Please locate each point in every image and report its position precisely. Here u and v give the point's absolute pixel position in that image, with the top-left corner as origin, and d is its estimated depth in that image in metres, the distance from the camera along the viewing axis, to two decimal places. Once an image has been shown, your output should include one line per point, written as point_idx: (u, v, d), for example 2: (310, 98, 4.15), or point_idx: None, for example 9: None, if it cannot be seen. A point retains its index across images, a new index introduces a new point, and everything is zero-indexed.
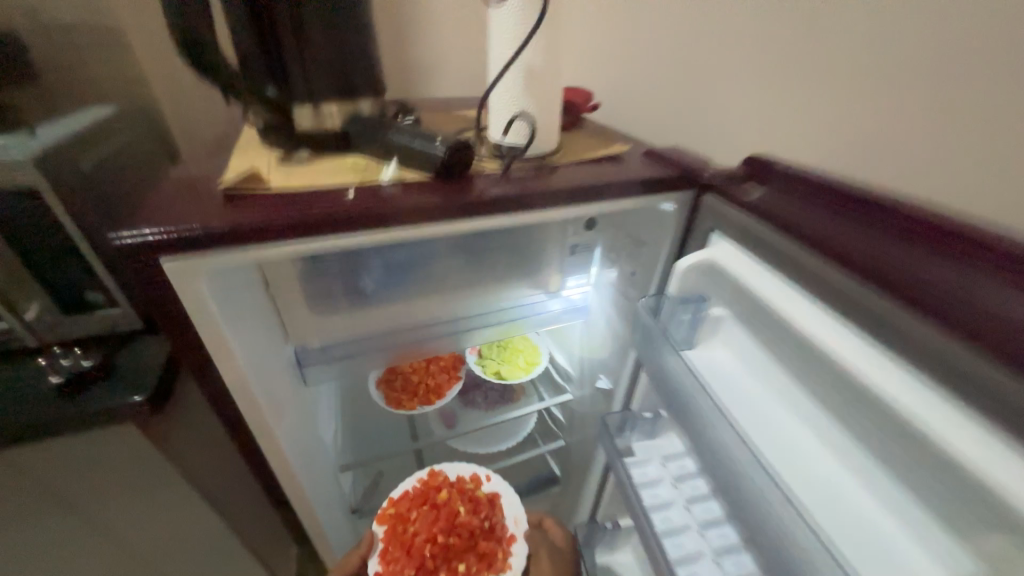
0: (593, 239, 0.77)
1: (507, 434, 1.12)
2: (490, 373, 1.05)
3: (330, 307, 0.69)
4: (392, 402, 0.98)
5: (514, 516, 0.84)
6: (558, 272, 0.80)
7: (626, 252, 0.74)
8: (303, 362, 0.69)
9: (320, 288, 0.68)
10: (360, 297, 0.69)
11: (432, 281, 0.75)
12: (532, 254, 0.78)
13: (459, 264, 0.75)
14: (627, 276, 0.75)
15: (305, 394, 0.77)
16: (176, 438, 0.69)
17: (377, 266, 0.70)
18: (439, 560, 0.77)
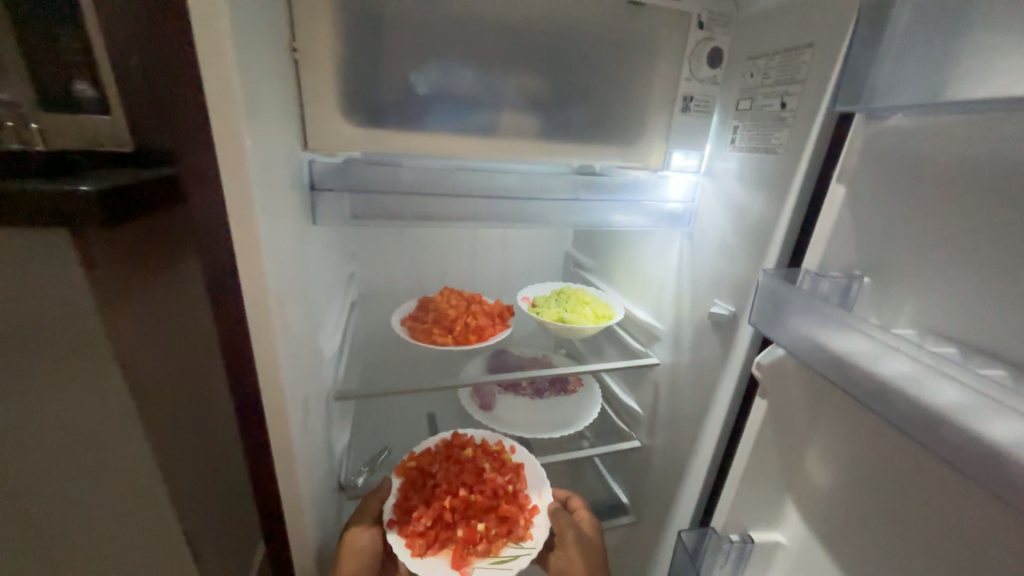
0: (713, 97, 0.61)
1: (556, 421, 0.84)
2: (550, 318, 0.79)
3: (368, 120, 0.53)
4: (421, 337, 0.74)
5: (541, 486, 0.66)
6: (663, 142, 0.62)
7: (772, 82, 0.52)
8: (315, 186, 0.53)
9: (359, 92, 0.51)
10: (410, 117, 0.54)
11: (500, 132, 0.59)
12: (626, 117, 0.62)
13: (535, 122, 0.60)
14: (773, 118, 0.51)
15: (314, 260, 0.57)
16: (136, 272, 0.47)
17: (436, 83, 0.54)
18: (458, 517, 0.59)
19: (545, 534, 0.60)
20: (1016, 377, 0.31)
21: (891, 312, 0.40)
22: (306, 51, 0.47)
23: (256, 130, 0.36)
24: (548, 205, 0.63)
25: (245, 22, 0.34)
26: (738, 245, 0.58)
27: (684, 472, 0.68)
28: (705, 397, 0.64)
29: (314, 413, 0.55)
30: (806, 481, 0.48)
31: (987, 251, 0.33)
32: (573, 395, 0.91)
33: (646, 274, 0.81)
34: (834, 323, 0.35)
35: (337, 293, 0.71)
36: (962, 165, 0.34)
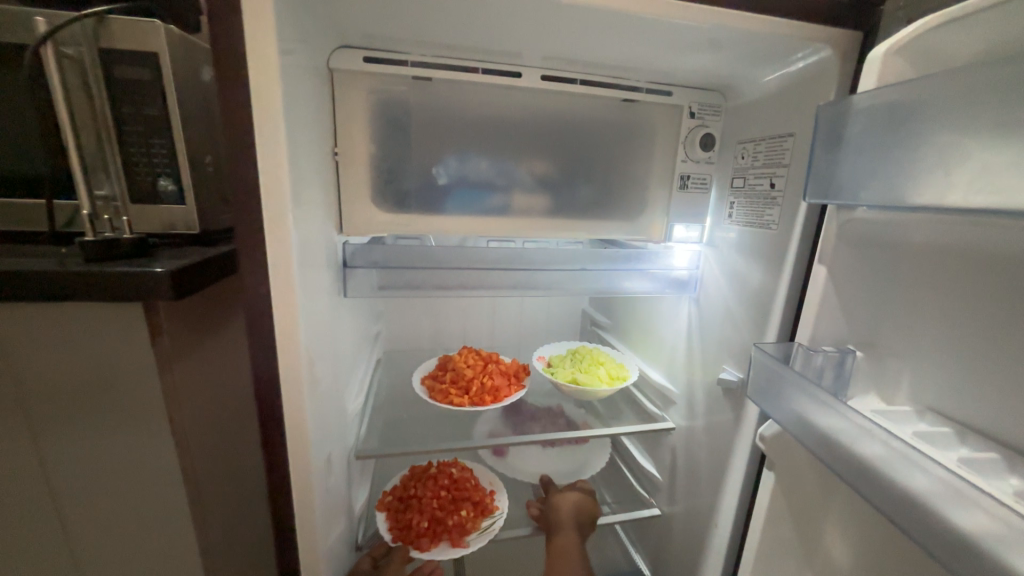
0: (710, 175, 0.65)
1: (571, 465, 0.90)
2: (565, 379, 0.81)
3: (395, 205, 0.60)
4: (438, 397, 0.77)
5: (492, 478, 0.82)
6: (665, 214, 0.67)
7: (761, 165, 0.56)
8: (347, 263, 0.59)
9: (388, 183, 0.59)
10: (432, 201, 0.62)
11: (512, 211, 0.65)
12: (628, 193, 0.67)
13: (544, 201, 0.66)
14: (764, 197, 0.55)
15: (344, 327, 0.62)
16: (180, 326, 0.61)
17: (455, 172, 0.62)
18: (447, 513, 0.71)
19: (507, 505, 0.77)
20: (1011, 460, 0.31)
21: (889, 387, 0.40)
22: (345, 152, 0.56)
23: (301, 225, 0.43)
24: (558, 274, 0.67)
25: (297, 144, 0.42)
26: (742, 314, 0.59)
27: (704, 547, 0.66)
28: (721, 467, 0.63)
29: (335, 471, 0.59)
30: (825, 563, 0.46)
31: (968, 332, 0.34)
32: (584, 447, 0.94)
33: (660, 337, 0.82)
34: (815, 403, 0.37)
35: (363, 354, 0.76)
36: (936, 249, 0.36)
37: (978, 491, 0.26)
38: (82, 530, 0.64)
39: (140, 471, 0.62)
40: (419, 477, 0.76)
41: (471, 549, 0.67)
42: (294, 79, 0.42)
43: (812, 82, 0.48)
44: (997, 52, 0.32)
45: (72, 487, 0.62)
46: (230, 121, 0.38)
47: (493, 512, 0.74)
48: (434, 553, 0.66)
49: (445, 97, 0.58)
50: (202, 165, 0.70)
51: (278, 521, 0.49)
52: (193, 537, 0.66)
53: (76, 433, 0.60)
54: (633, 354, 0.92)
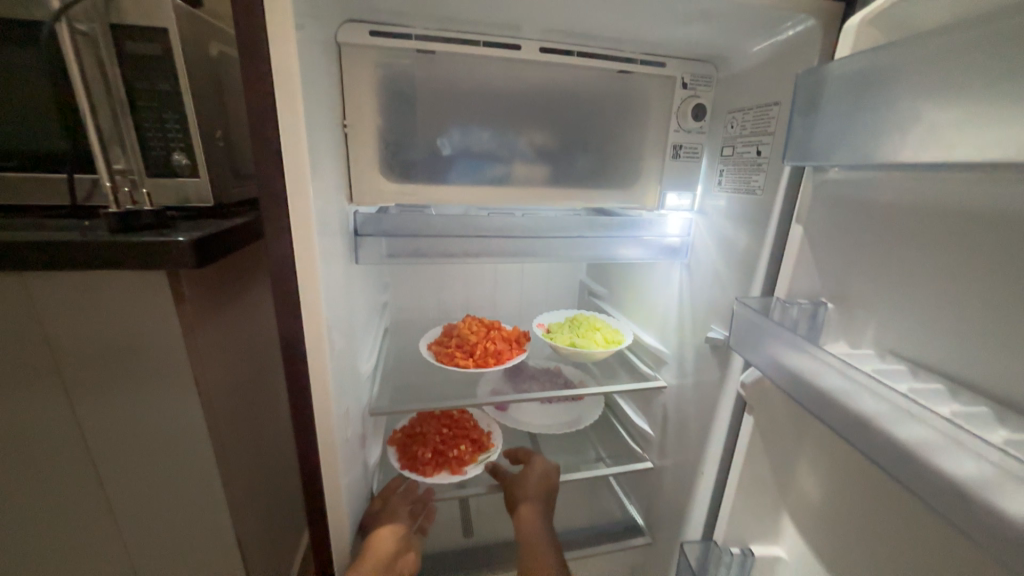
0: (701, 145, 0.68)
1: (568, 420, 0.97)
2: (564, 342, 0.86)
3: (401, 176, 0.63)
4: (443, 360, 0.82)
5: (489, 423, 0.92)
6: (659, 182, 0.70)
7: (748, 133, 0.59)
8: (358, 231, 0.62)
9: (394, 155, 0.62)
10: (436, 171, 0.65)
11: (512, 181, 0.68)
12: (623, 162, 0.70)
13: (541, 172, 0.69)
14: (751, 163, 0.59)
15: (356, 291, 0.66)
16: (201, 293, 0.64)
17: (458, 144, 0.65)
18: (448, 447, 0.83)
19: (501, 441, 0.88)
20: (953, 389, 0.35)
21: (856, 334, 0.45)
22: (353, 125, 0.59)
23: (317, 193, 0.46)
24: (556, 242, 0.71)
25: (313, 116, 0.45)
26: (729, 276, 0.63)
27: (692, 491, 0.72)
28: (707, 419, 0.68)
29: (352, 425, 0.64)
30: (799, 493, 0.51)
31: (923, 281, 0.38)
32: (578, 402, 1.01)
33: (653, 302, 0.87)
34: (789, 347, 0.41)
35: (372, 322, 0.80)
36: (899, 207, 0.40)
37: (918, 410, 0.30)
38: (120, 485, 0.69)
39: (172, 429, 0.67)
40: (424, 419, 0.88)
41: (468, 475, 0.78)
42: (307, 53, 0.44)
43: (796, 51, 0.51)
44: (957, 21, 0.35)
45: (109, 446, 0.67)
46: (250, 93, 0.40)
47: (489, 447, 0.85)
48: (437, 477, 0.77)
49: (447, 70, 0.60)
50: (211, 140, 0.72)
51: (304, 468, 0.54)
52: (221, 491, 0.71)
53: (111, 395, 0.64)
54: (628, 320, 0.97)
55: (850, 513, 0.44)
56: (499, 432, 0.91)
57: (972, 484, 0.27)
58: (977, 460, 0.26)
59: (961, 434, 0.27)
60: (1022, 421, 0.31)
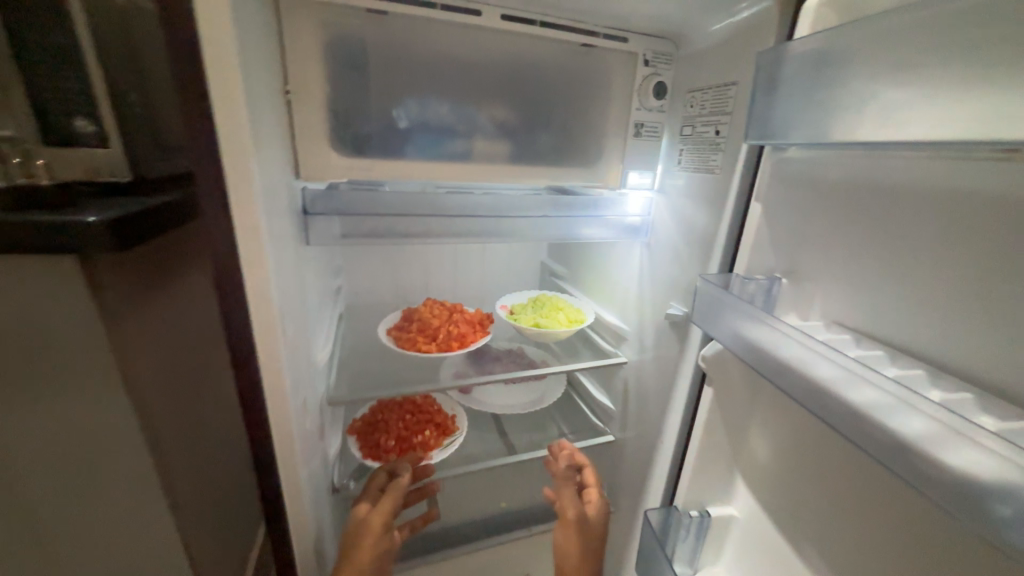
0: (661, 124, 0.69)
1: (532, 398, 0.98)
2: (527, 323, 0.86)
3: (354, 150, 0.59)
4: (404, 345, 0.80)
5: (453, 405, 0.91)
6: (621, 161, 0.70)
7: (707, 112, 0.60)
8: (307, 210, 0.57)
9: (346, 128, 0.57)
10: (393, 146, 0.61)
11: (474, 157, 0.65)
12: (587, 141, 0.69)
13: (504, 148, 0.67)
14: (709, 143, 0.60)
15: (308, 275, 0.62)
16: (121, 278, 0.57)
17: (415, 117, 0.61)
18: (412, 433, 0.81)
19: (466, 423, 0.87)
20: (893, 354, 0.38)
21: (806, 306, 0.48)
22: (297, 92, 0.53)
23: (261, 167, 0.41)
24: (522, 221, 0.69)
25: (252, 81, 0.40)
26: (688, 254, 0.65)
27: (652, 460, 0.75)
28: (667, 392, 0.71)
29: (310, 418, 0.60)
30: (754, 457, 0.55)
31: (867, 257, 0.41)
32: (541, 381, 1.02)
33: (614, 281, 0.88)
34: (750, 319, 0.43)
35: (326, 308, 0.75)
36: (848, 187, 0.42)
37: (869, 374, 0.32)
38: (37, 501, 0.61)
39: (100, 435, 0.60)
40: (385, 405, 0.86)
41: (433, 461, 0.78)
42: (239, 3, 0.38)
43: (755, 31, 0.51)
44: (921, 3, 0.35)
45: (18, 459, 0.58)
46: (171, 47, 0.34)
47: (454, 431, 0.84)
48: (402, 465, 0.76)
49: (401, 34, 0.56)
50: (123, 105, 0.63)
51: (261, 467, 0.51)
52: (163, 497, 0.65)
53: (17, 401, 0.56)
54: (588, 298, 0.98)
55: (799, 471, 0.48)
56: (464, 415, 0.90)
57: (914, 439, 0.29)
58: (923, 416, 0.28)
59: (911, 395, 0.29)
60: (950, 382, 0.34)
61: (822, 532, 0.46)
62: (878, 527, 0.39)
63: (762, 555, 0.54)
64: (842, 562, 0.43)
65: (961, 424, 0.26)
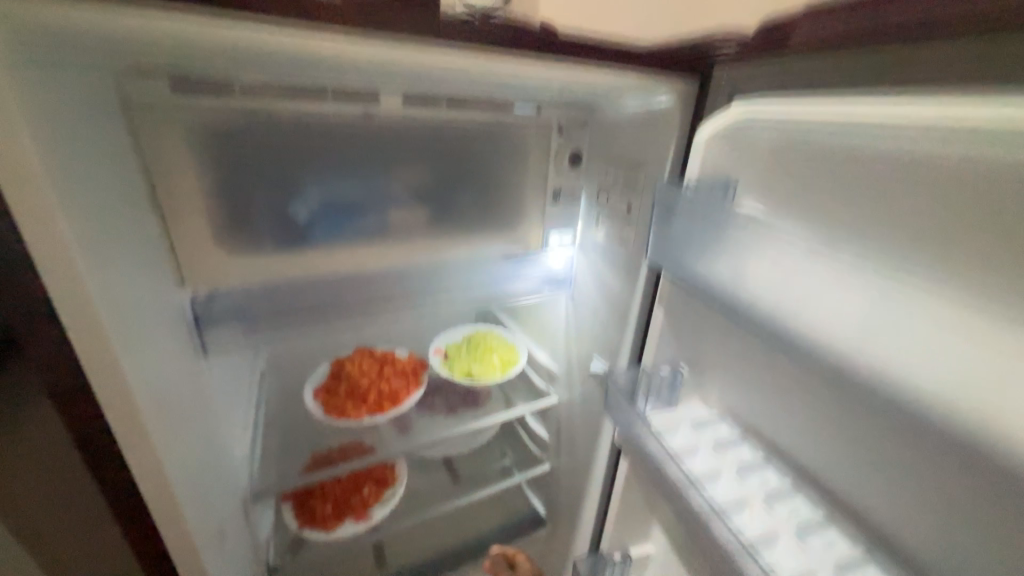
0: (579, 185, 0.68)
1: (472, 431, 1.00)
2: (461, 371, 0.87)
3: (249, 243, 0.53)
4: (333, 410, 0.77)
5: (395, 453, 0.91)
6: (542, 224, 0.69)
7: (620, 187, 0.61)
8: (199, 318, 0.52)
9: (236, 221, 0.52)
10: (297, 234, 0.56)
11: (388, 232, 0.62)
12: (507, 203, 0.68)
13: (422, 217, 0.64)
14: (623, 218, 0.61)
15: (211, 375, 0.57)
16: None
17: (317, 200, 0.56)
18: (350, 492, 0.81)
19: (406, 470, 0.88)
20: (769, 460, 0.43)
21: (705, 394, 0.52)
22: (169, 197, 0.47)
23: (127, 330, 0.36)
24: (457, 296, 0.68)
25: (99, 235, 0.34)
26: (607, 316, 0.68)
27: (584, 494, 0.81)
28: (594, 440, 0.75)
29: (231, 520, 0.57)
30: (669, 516, 0.60)
31: (752, 366, 0.45)
32: None
33: (545, 322, 0.89)
34: (648, 434, 0.47)
35: (240, 384, 0.71)
36: None
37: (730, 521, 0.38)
38: None
39: None
40: None
41: (375, 520, 0.78)
42: (69, 154, 0.32)
43: (661, 124, 0.52)
44: (807, 168, 0.38)
45: None
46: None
47: (394, 481, 0.85)
48: (342, 530, 0.76)
49: (291, 120, 0.50)
50: None
51: None
52: None
53: None
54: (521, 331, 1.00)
55: None
56: (405, 461, 0.90)
57: None
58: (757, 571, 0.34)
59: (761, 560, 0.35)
60: None
61: None
62: None
63: None
64: None
65: None
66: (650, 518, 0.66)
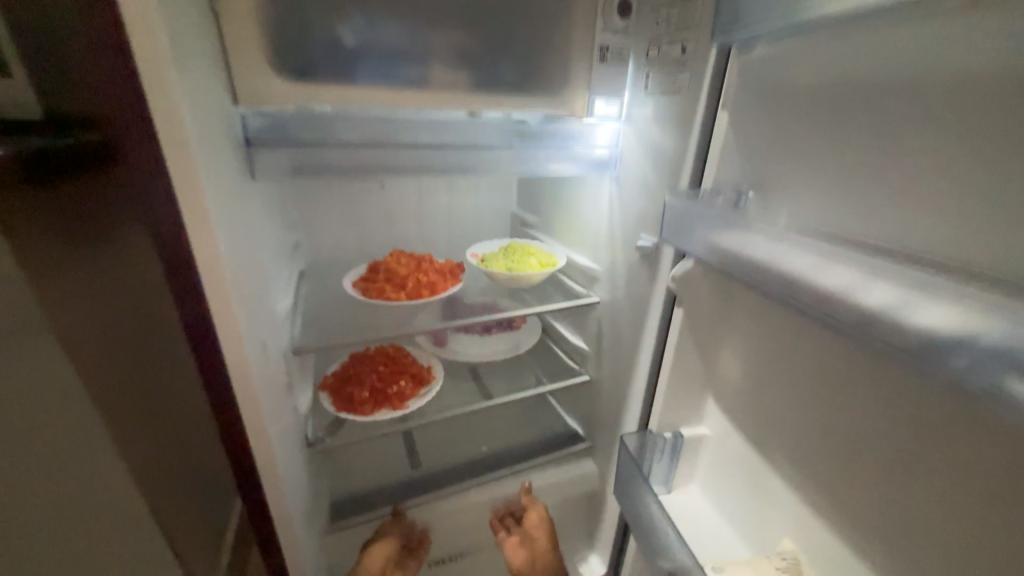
0: (627, 47, 0.66)
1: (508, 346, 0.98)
2: (500, 268, 0.84)
3: (297, 73, 0.54)
4: (371, 296, 0.77)
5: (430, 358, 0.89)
6: (587, 89, 0.67)
7: (673, 27, 0.58)
8: (251, 140, 0.55)
9: (284, 45, 0.52)
10: (343, 71, 0.56)
11: (431, 84, 0.61)
12: (551, 64, 0.65)
13: (462, 77, 0.62)
14: (676, 61, 0.58)
15: (258, 217, 0.57)
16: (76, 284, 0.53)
17: (362, 36, 0.56)
18: (387, 384, 0.79)
19: (442, 373, 0.86)
20: (855, 250, 0.39)
21: (772, 217, 0.47)
22: (222, 3, 0.48)
23: (180, 82, 0.36)
24: (495, 154, 0.69)
25: None
26: (656, 181, 0.64)
27: (626, 393, 0.77)
28: (639, 325, 0.71)
29: (273, 363, 0.57)
30: (728, 375, 0.55)
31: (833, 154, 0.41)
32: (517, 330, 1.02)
33: (585, 221, 0.87)
34: (721, 225, 0.42)
35: (283, 257, 0.71)
36: (813, 85, 0.41)
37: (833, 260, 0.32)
38: None
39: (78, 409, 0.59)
40: (357, 359, 0.84)
41: (411, 409, 0.76)
42: None
43: None
44: None
45: None
46: None
47: (430, 380, 0.83)
48: (379, 415, 0.74)
49: None
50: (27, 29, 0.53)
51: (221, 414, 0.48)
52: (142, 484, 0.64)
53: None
54: (560, 244, 0.97)
55: (765, 379, 0.50)
56: (440, 365, 0.88)
57: (878, 308, 0.28)
58: (887, 285, 0.28)
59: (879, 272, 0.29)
60: (912, 266, 0.35)
61: (792, 437, 0.47)
62: (847, 423, 0.41)
63: (737, 469, 0.56)
64: (809, 457, 0.45)
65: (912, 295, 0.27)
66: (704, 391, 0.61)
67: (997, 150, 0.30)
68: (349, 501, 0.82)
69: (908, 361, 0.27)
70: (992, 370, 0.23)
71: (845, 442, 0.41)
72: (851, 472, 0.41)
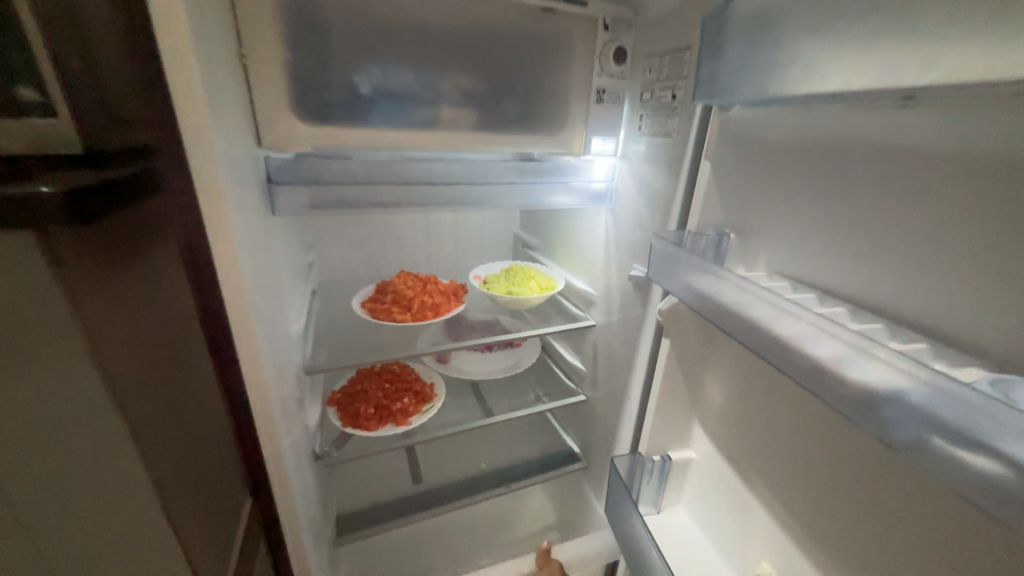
0: (623, 90, 0.70)
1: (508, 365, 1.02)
2: (501, 291, 0.88)
3: (316, 117, 0.59)
4: (378, 316, 0.81)
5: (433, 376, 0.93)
6: (585, 127, 0.71)
7: (664, 76, 0.62)
8: (273, 179, 0.60)
9: (306, 93, 0.57)
10: (358, 114, 0.61)
11: (439, 124, 0.65)
12: (551, 105, 0.70)
13: (469, 118, 0.67)
14: (667, 107, 0.62)
15: (276, 246, 0.62)
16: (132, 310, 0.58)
17: (377, 83, 0.60)
18: (391, 400, 0.83)
19: (444, 390, 0.90)
20: (823, 296, 0.42)
21: (752, 259, 0.51)
22: (252, 57, 0.53)
23: (220, 138, 0.40)
24: (497, 187, 0.73)
25: (204, 37, 0.39)
26: (648, 216, 0.68)
27: (621, 414, 0.80)
28: (633, 350, 0.75)
29: (287, 382, 0.61)
30: (714, 403, 0.59)
31: (804, 207, 0.44)
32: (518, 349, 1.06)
33: (583, 248, 0.91)
34: (699, 271, 0.46)
35: (297, 280, 0.76)
36: (786, 144, 0.45)
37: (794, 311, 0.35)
38: None
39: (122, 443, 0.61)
40: (364, 376, 0.88)
41: (413, 426, 0.80)
42: None
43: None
44: None
45: None
46: None
47: (432, 398, 0.87)
48: (383, 431, 0.78)
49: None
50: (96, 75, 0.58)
51: None
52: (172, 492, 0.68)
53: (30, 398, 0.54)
54: (559, 267, 1.01)
55: (746, 409, 0.53)
56: (442, 383, 0.92)
57: (830, 362, 0.32)
58: (834, 340, 0.31)
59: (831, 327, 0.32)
60: (872, 316, 0.38)
61: (771, 466, 0.50)
62: (818, 455, 0.43)
63: (722, 493, 0.59)
64: (787, 486, 0.48)
65: (858, 354, 0.30)
66: (692, 417, 0.64)
67: (940, 217, 0.33)
68: (353, 513, 0.86)
69: (858, 410, 0.30)
70: (916, 427, 0.27)
71: (818, 473, 0.44)
72: (824, 502, 0.43)
